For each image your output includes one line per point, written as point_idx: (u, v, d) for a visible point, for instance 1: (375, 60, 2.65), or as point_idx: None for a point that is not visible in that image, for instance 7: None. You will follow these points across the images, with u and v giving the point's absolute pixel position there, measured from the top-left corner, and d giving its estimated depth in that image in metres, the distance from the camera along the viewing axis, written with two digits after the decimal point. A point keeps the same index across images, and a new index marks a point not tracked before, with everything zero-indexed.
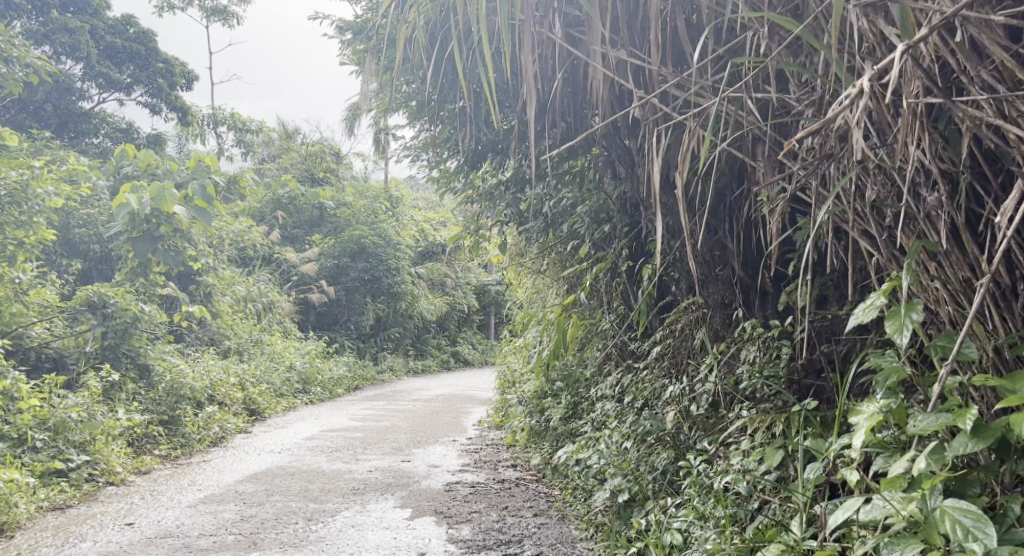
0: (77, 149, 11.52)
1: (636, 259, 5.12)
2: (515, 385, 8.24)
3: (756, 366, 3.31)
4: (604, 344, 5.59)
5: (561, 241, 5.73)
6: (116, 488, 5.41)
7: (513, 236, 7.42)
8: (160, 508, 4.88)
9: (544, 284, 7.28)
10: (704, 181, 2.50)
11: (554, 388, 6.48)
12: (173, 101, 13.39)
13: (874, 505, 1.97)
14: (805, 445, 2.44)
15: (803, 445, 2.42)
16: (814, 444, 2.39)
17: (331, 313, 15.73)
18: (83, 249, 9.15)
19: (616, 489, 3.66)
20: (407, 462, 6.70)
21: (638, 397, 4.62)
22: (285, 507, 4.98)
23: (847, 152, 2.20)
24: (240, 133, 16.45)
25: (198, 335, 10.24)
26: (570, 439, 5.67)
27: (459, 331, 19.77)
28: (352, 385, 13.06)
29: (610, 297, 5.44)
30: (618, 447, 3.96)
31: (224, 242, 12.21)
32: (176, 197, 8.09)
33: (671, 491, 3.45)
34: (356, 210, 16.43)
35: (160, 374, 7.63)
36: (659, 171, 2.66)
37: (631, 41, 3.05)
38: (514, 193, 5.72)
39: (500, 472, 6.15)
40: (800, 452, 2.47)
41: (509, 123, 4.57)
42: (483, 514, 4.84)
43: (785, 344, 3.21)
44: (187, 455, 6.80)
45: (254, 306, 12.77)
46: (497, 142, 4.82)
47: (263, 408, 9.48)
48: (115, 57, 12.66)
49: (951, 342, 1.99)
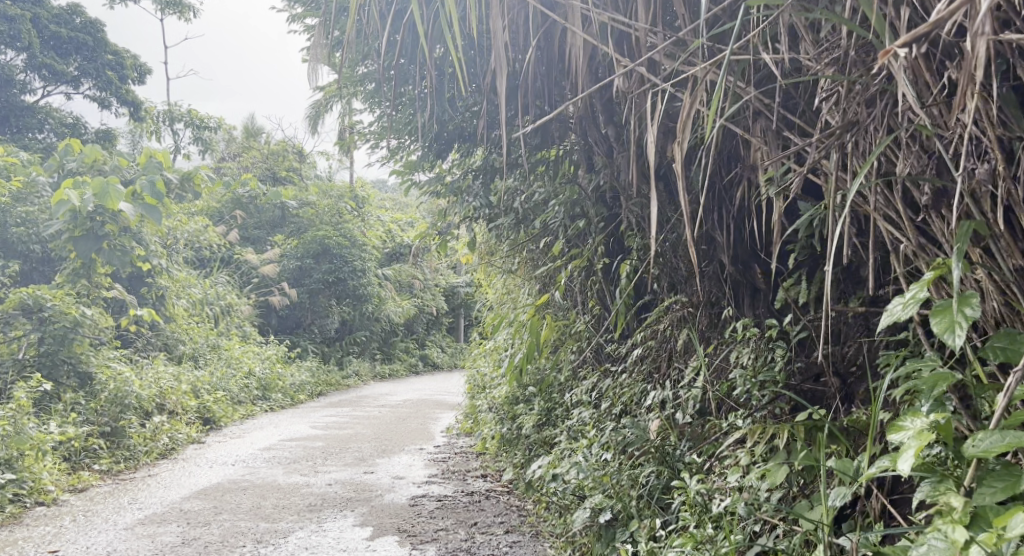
0: (19, 144, 11.01)
1: (613, 256, 4.80)
2: (484, 390, 7.89)
3: (749, 370, 2.97)
4: (579, 347, 5.25)
5: (532, 237, 5.39)
6: (45, 510, 5.02)
7: (481, 233, 7.07)
8: (91, 533, 4.47)
9: (516, 285, 6.91)
10: (706, 154, 2.16)
11: (527, 393, 6.11)
12: (124, 94, 12.82)
13: (931, 545, 1.68)
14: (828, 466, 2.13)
15: (825, 466, 2.11)
16: (839, 465, 2.10)
17: (294, 316, 15.19)
18: (22, 249, 8.67)
19: (596, 508, 3.27)
20: (370, 473, 6.29)
21: (617, 403, 4.28)
22: (232, 528, 4.55)
23: (874, 119, 1.90)
24: (198, 130, 15.83)
25: (150, 341, 9.74)
26: (543, 448, 5.31)
27: (428, 335, 19.29)
28: (315, 391, 12.59)
29: (586, 297, 5.12)
30: (597, 459, 3.61)
31: (178, 243, 11.71)
32: (121, 193, 7.70)
33: (659, 510, 3.07)
34: (319, 209, 15.92)
35: (103, 382, 7.17)
36: (651, 146, 2.31)
37: (614, 2, 2.72)
38: (482, 184, 5.39)
39: (468, 483, 5.77)
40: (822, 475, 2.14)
41: (475, 107, 4.25)
42: (450, 532, 4.44)
43: (780, 345, 2.91)
44: (131, 470, 6.38)
45: (212, 309, 12.28)
46: (462, 130, 4.49)
47: (218, 416, 9.01)
48: (60, 48, 12.12)
49: (1011, 343, 1.70)
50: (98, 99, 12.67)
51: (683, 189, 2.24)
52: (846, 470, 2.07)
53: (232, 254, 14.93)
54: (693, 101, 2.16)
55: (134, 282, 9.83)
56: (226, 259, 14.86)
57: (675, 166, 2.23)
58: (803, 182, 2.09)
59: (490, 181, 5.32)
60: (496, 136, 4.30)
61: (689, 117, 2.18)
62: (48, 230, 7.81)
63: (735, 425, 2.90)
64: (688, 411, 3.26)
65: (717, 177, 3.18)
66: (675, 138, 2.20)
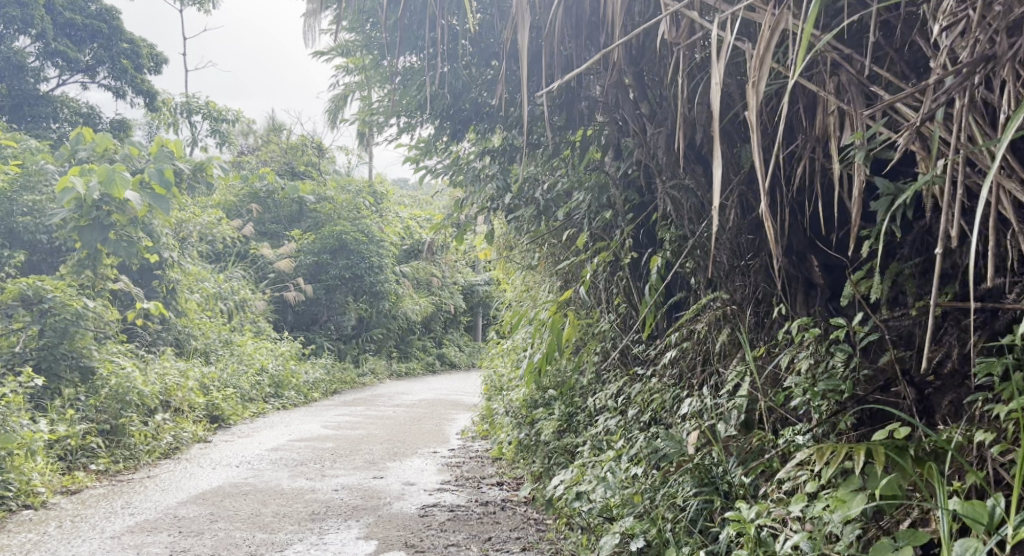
0: (30, 133, 10.75)
1: (642, 251, 4.47)
2: (501, 391, 7.53)
3: (808, 379, 2.65)
4: (603, 348, 4.90)
5: (555, 230, 5.07)
6: (30, 514, 4.71)
7: (500, 226, 6.72)
8: (75, 542, 4.14)
9: (537, 283, 6.52)
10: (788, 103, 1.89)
11: (546, 397, 5.73)
12: (139, 84, 12.57)
13: None
14: (952, 509, 1.84)
15: (950, 510, 1.82)
16: (971, 511, 1.82)
17: (310, 312, 14.90)
18: (29, 239, 8.37)
19: (627, 532, 2.87)
20: (380, 479, 5.92)
21: (645, 409, 3.91)
22: (226, 539, 4.20)
23: (1014, 52, 1.77)
24: (215, 122, 15.50)
25: (160, 335, 9.45)
26: (563, 458, 4.92)
27: (445, 333, 18.95)
28: (330, 390, 12.27)
29: (610, 293, 4.78)
30: (626, 471, 3.22)
31: (192, 235, 11.44)
32: (128, 180, 7.30)
33: (703, 538, 2.66)
34: (337, 204, 15.50)
35: (104, 377, 6.83)
36: (718, 94, 2.01)
37: None
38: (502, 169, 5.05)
39: (483, 492, 5.41)
40: (941, 517, 1.83)
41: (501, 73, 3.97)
42: (462, 548, 4.07)
43: (843, 348, 2.59)
44: (130, 470, 6.07)
45: (225, 304, 12.02)
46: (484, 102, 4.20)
47: (228, 414, 8.70)
48: (74, 35, 11.83)
49: None
50: (113, 88, 12.40)
51: (756, 144, 1.96)
52: (978, 517, 1.81)
53: (248, 249, 14.65)
54: (769, 42, 1.90)
55: (143, 276, 9.54)
56: (243, 253, 14.60)
57: (746, 115, 1.95)
58: (909, 137, 1.92)
59: (510, 167, 4.95)
60: (520, 105, 4.03)
61: (766, 60, 1.91)
62: (52, 218, 7.50)
63: (794, 442, 2.56)
64: (732, 425, 2.90)
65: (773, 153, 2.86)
66: (749, 82, 1.93)
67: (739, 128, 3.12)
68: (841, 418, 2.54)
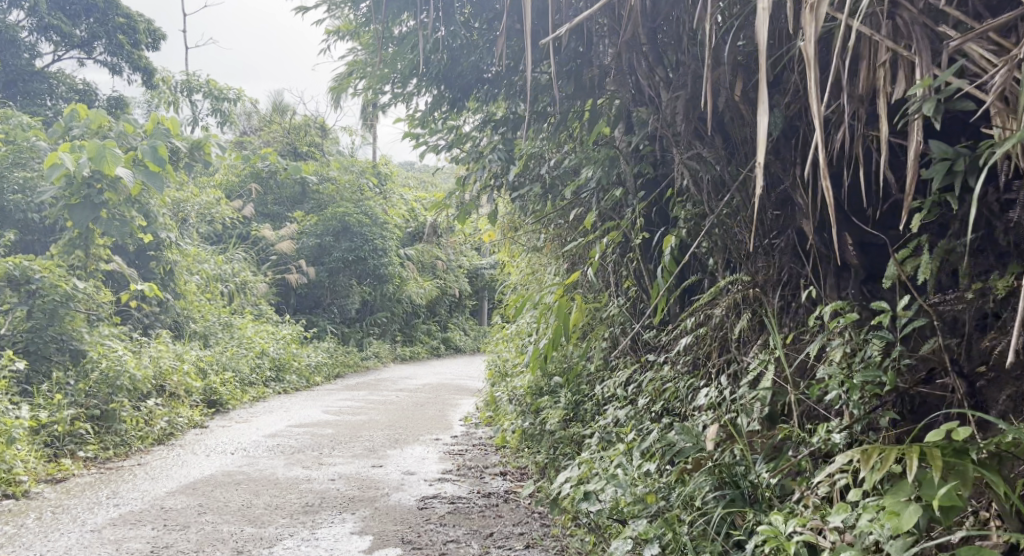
0: (23, 110, 10.47)
1: (654, 231, 4.23)
2: (504, 377, 7.29)
3: (843, 371, 2.40)
4: (612, 333, 4.65)
5: (562, 208, 4.83)
6: (10, 505, 4.49)
7: (504, 205, 6.45)
8: (52, 536, 3.91)
9: (544, 265, 6.25)
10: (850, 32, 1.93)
11: (552, 384, 5.47)
12: (135, 60, 12.29)
13: None
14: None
15: None
16: None
17: (313, 295, 14.67)
18: (20, 219, 8.14)
19: (639, 537, 2.63)
20: (379, 468, 5.69)
21: (657, 399, 3.67)
22: (212, 533, 3.97)
23: None
24: (216, 101, 15.18)
25: (157, 318, 9.22)
26: (569, 449, 4.67)
27: (449, 317, 18.71)
28: (332, 373, 12.04)
29: (621, 275, 4.53)
30: (640, 467, 2.98)
31: (190, 216, 11.20)
32: (119, 157, 7.04)
33: (724, 545, 2.41)
34: (340, 185, 15.17)
35: (95, 360, 6.58)
36: (766, 19, 2.02)
37: None
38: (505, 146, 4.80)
39: (486, 482, 5.17)
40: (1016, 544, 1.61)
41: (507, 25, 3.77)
42: (460, 545, 3.83)
43: (883, 336, 2.34)
44: (120, 457, 5.85)
45: (225, 286, 11.79)
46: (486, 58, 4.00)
47: (226, 399, 8.49)
48: (70, 8, 11.54)
49: None
50: (110, 64, 12.13)
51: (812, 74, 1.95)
52: None
53: (249, 230, 14.40)
54: None
55: (139, 257, 9.28)
56: (243, 235, 14.36)
57: (805, 47, 1.97)
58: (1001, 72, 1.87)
59: (514, 141, 4.69)
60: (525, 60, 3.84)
61: None
62: (42, 196, 7.25)
63: (829, 441, 2.33)
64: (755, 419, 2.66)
65: (810, 114, 2.64)
66: (808, 12, 1.99)
67: (765, 95, 2.88)
68: (880, 416, 2.31)
